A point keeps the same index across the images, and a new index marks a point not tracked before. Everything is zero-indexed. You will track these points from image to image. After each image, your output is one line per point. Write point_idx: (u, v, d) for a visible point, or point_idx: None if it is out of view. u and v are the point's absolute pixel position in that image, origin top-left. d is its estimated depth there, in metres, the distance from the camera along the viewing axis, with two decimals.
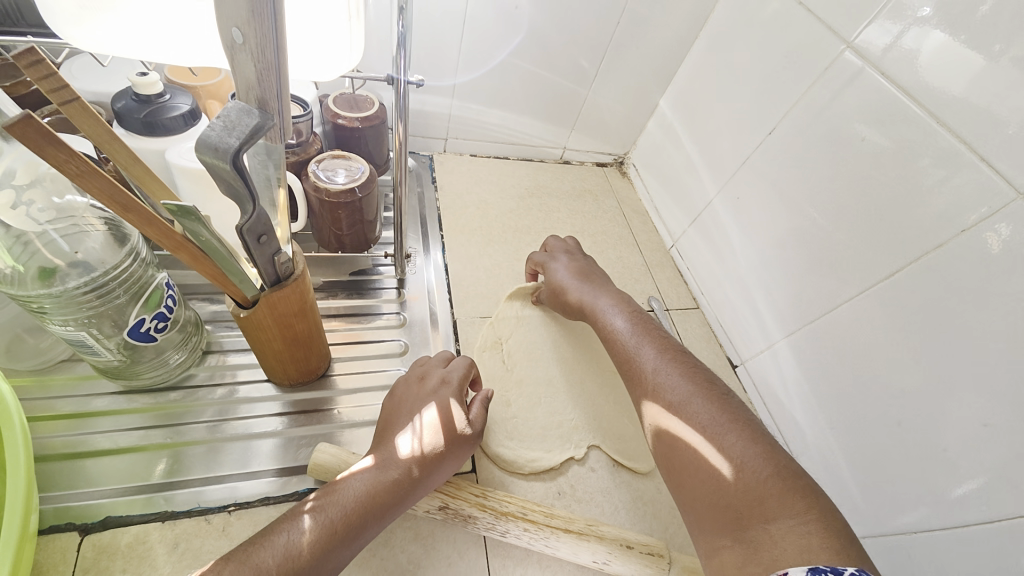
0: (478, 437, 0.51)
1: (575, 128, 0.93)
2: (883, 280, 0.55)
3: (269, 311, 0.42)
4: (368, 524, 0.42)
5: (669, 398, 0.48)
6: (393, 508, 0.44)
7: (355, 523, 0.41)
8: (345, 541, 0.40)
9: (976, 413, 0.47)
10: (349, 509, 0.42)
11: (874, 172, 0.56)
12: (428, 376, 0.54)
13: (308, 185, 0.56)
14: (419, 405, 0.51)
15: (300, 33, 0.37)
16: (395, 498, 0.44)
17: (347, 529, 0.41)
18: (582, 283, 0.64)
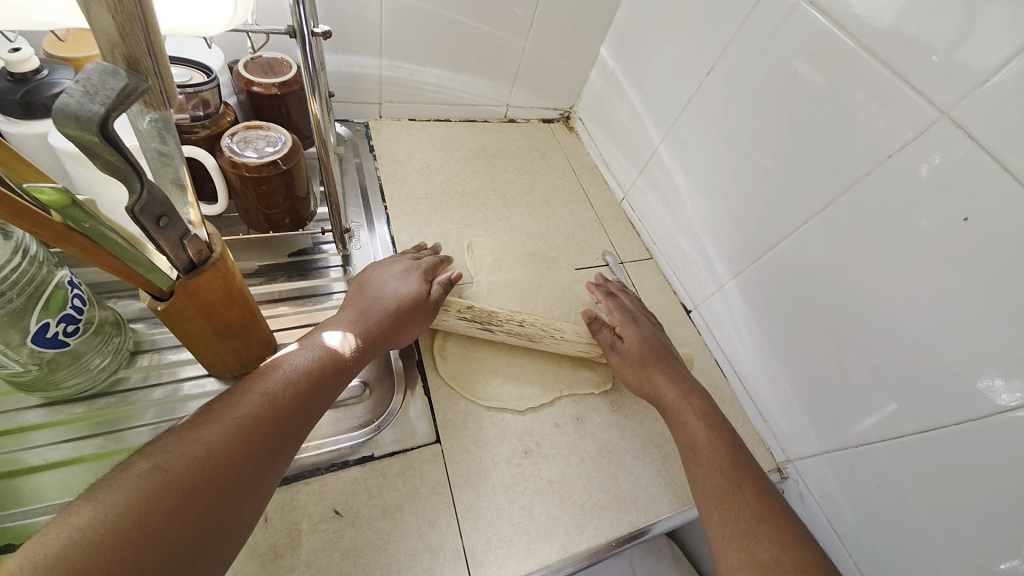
0: (432, 308, 0.57)
1: (516, 84, 0.90)
2: (822, 213, 0.56)
3: (191, 301, 0.39)
4: (303, 413, 0.42)
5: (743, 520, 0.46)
6: (325, 396, 0.44)
7: (287, 426, 0.40)
8: (259, 457, 0.37)
9: (909, 330, 0.49)
10: (269, 408, 0.39)
11: (809, 107, 0.57)
12: (396, 262, 0.60)
13: (224, 160, 0.51)
14: (395, 279, 0.57)
15: None
16: (323, 386, 0.44)
17: (267, 434, 0.39)
18: (663, 383, 0.57)
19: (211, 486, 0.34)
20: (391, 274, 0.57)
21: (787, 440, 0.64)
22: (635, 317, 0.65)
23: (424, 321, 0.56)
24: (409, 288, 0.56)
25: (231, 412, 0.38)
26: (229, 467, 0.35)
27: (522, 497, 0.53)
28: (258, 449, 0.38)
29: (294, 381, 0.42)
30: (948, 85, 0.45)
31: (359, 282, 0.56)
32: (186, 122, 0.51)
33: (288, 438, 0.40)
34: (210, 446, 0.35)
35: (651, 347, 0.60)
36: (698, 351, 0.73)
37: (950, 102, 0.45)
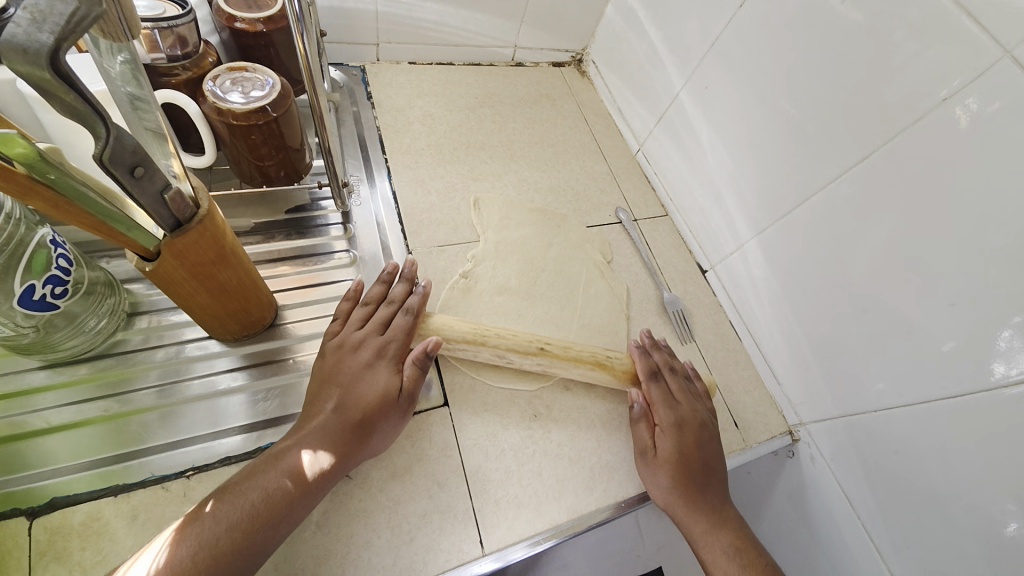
0: (406, 400, 0.48)
1: (525, 22, 0.82)
2: (858, 166, 0.52)
3: (181, 261, 0.36)
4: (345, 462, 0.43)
5: None
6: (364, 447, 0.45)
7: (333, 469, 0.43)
8: (308, 498, 0.41)
9: (943, 294, 0.46)
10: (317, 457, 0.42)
11: (851, 46, 0.51)
12: (364, 343, 0.49)
13: (207, 107, 0.46)
14: (363, 376, 0.47)
15: None
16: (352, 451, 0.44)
17: (314, 481, 0.41)
18: (693, 509, 0.49)
19: (268, 529, 0.38)
20: (357, 366, 0.48)
21: (801, 403, 0.63)
22: (681, 416, 0.53)
23: (398, 424, 0.48)
24: (378, 385, 0.47)
25: (284, 461, 0.41)
26: (282, 513, 0.39)
27: (531, 460, 0.52)
28: (308, 492, 0.41)
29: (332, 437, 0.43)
30: (1019, 16, 0.39)
31: (319, 378, 0.47)
32: (164, 62, 0.46)
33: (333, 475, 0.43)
34: (265, 494, 0.39)
35: (692, 463, 0.50)
36: (712, 313, 0.71)
37: (1015, 38, 0.39)
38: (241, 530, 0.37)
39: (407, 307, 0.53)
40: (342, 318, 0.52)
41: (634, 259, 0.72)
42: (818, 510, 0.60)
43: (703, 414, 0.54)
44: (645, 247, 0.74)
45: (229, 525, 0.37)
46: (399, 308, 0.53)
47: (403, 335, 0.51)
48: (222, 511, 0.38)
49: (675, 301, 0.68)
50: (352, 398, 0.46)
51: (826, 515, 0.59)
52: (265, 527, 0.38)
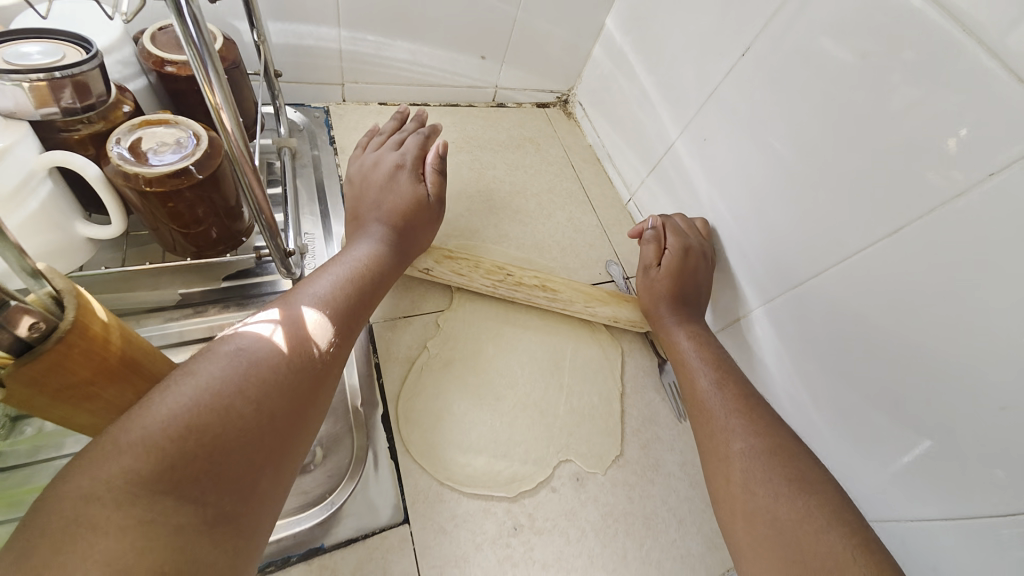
0: (433, 207, 0.55)
1: (506, 61, 0.76)
2: (884, 241, 0.44)
3: (35, 388, 0.27)
4: (333, 354, 0.39)
5: (744, 446, 0.44)
6: (347, 338, 0.41)
7: (323, 360, 0.38)
8: (301, 385, 0.35)
9: (994, 395, 0.38)
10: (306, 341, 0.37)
11: (871, 102, 0.44)
12: (383, 160, 0.57)
13: (112, 169, 0.38)
14: (389, 180, 0.54)
15: None
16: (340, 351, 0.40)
17: (304, 366, 0.36)
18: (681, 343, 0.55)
19: (261, 399, 0.33)
20: (386, 176, 0.55)
21: None
22: (686, 244, 0.59)
23: (430, 224, 0.55)
24: (406, 193, 0.54)
25: (263, 329, 0.37)
26: (278, 383, 0.34)
27: None
28: (300, 380, 0.35)
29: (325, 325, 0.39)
30: None
31: (358, 198, 0.54)
32: (60, 117, 0.37)
33: (326, 373, 0.38)
34: (249, 355, 0.34)
35: (686, 281, 0.59)
36: None
37: None
38: (212, 410, 0.30)
39: (419, 132, 0.61)
40: (367, 146, 0.60)
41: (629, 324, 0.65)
42: None
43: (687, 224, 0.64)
44: None
45: (229, 390, 0.31)
46: (411, 133, 0.61)
47: (413, 152, 0.57)
48: (201, 379, 0.31)
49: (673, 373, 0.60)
50: (386, 203, 0.53)
51: None
52: (259, 390, 0.33)
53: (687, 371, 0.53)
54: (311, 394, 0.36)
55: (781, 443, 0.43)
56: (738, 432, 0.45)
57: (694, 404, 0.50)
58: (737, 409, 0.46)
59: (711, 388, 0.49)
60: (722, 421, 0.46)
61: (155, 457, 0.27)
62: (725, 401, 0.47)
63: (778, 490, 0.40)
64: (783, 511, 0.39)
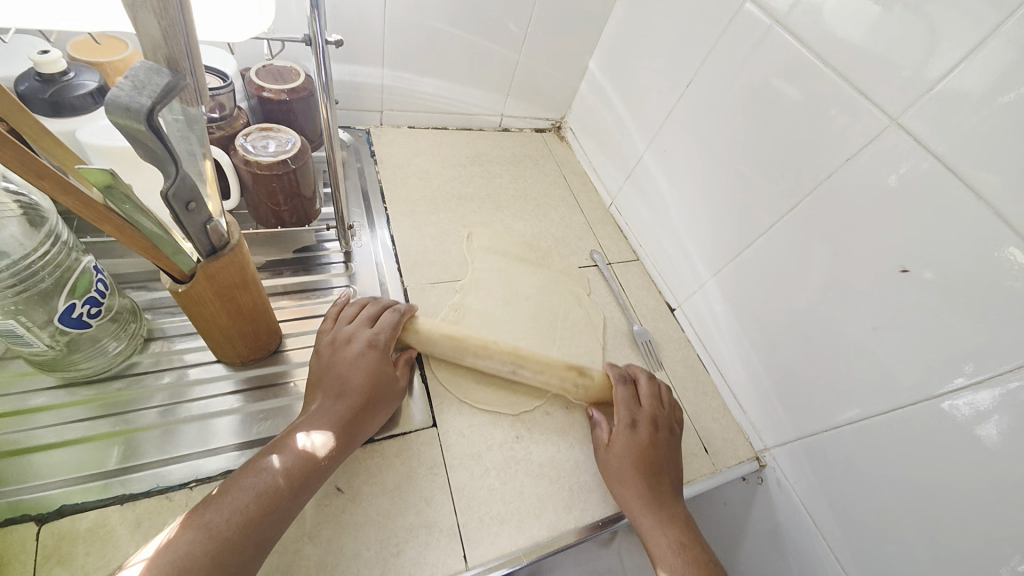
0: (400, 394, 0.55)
1: (511, 95, 0.95)
2: (791, 215, 0.61)
3: (208, 284, 0.42)
4: (277, 520, 0.42)
5: None
6: (292, 507, 0.43)
7: (271, 524, 0.41)
8: (252, 545, 0.40)
9: (869, 319, 0.54)
10: (252, 509, 0.41)
11: (781, 117, 0.61)
12: (355, 338, 0.54)
13: (238, 159, 0.55)
14: (347, 361, 0.52)
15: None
16: (283, 509, 0.43)
17: (252, 528, 0.40)
18: (649, 513, 0.53)
19: (267, 525, 0.41)
20: (350, 356, 0.53)
21: (764, 429, 0.67)
22: (637, 414, 0.59)
23: (391, 402, 0.54)
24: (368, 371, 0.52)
25: (248, 485, 0.42)
26: (280, 511, 0.42)
27: (514, 478, 0.56)
28: (253, 538, 0.40)
29: (274, 494, 0.42)
30: (902, 94, 0.49)
31: (320, 369, 0.52)
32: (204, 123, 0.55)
33: (270, 538, 0.41)
34: (246, 505, 0.41)
35: (651, 457, 0.56)
36: (681, 347, 0.77)
37: (901, 109, 0.49)
38: None
39: (394, 309, 0.60)
40: (332, 319, 0.57)
41: (610, 298, 0.79)
42: (789, 534, 0.63)
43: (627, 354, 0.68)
44: (618, 287, 0.81)
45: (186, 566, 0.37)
46: (388, 308, 0.60)
47: (387, 333, 0.56)
48: (171, 559, 0.37)
49: (644, 334, 0.74)
50: (348, 382, 0.51)
51: (797, 539, 0.62)
52: (265, 517, 0.41)
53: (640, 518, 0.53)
54: (261, 551, 0.41)
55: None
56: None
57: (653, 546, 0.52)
58: (681, 547, 0.51)
59: (658, 527, 0.52)
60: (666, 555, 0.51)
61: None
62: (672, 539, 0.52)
63: None
64: None
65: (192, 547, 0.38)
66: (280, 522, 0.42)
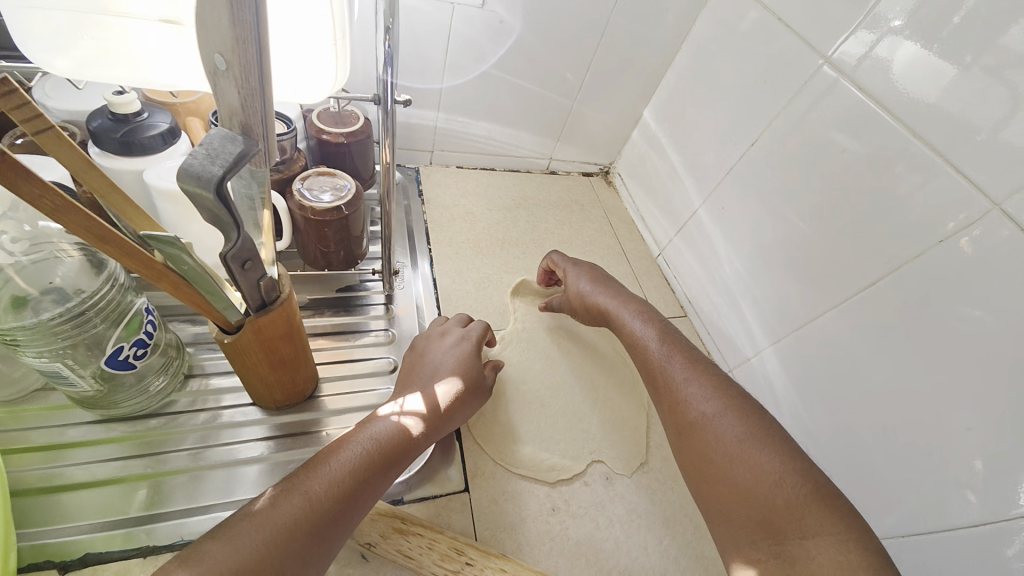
0: (484, 392, 0.57)
1: (561, 140, 0.94)
2: (864, 290, 0.56)
3: (254, 336, 0.41)
4: (366, 489, 0.43)
5: (726, 435, 0.46)
6: (382, 480, 0.44)
7: (353, 490, 0.42)
8: (340, 513, 0.41)
9: (958, 419, 0.48)
10: (341, 480, 0.42)
11: (856, 183, 0.57)
12: (448, 333, 0.61)
13: (293, 203, 0.55)
14: (434, 359, 0.57)
15: (281, 61, 0.36)
16: (371, 477, 0.44)
17: (340, 496, 0.41)
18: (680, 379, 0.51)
19: (326, 514, 0.40)
20: (444, 347, 0.59)
21: None
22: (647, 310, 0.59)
23: (477, 402, 0.57)
24: (457, 361, 0.57)
25: (340, 454, 0.44)
26: (342, 509, 0.41)
27: (546, 559, 0.52)
28: (337, 508, 0.41)
29: (362, 465, 0.44)
30: (1005, 176, 0.44)
31: (414, 361, 0.58)
32: None
33: (357, 505, 0.42)
34: (337, 473, 0.42)
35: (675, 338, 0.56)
36: None
37: (1002, 194, 0.45)
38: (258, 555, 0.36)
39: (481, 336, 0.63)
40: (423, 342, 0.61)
41: None
42: None
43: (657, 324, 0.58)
44: None
45: (278, 525, 0.38)
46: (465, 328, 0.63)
47: (478, 331, 0.62)
48: (261, 518, 0.38)
49: None
50: (438, 372, 0.55)
51: None
52: (339, 506, 0.41)
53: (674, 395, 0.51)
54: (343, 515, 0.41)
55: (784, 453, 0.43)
56: (712, 425, 0.47)
57: (688, 404, 0.49)
58: (725, 409, 0.47)
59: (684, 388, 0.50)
60: (697, 415, 0.48)
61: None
62: (714, 399, 0.48)
63: (749, 490, 0.42)
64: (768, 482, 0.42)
65: (284, 506, 0.39)
66: (369, 493, 0.43)
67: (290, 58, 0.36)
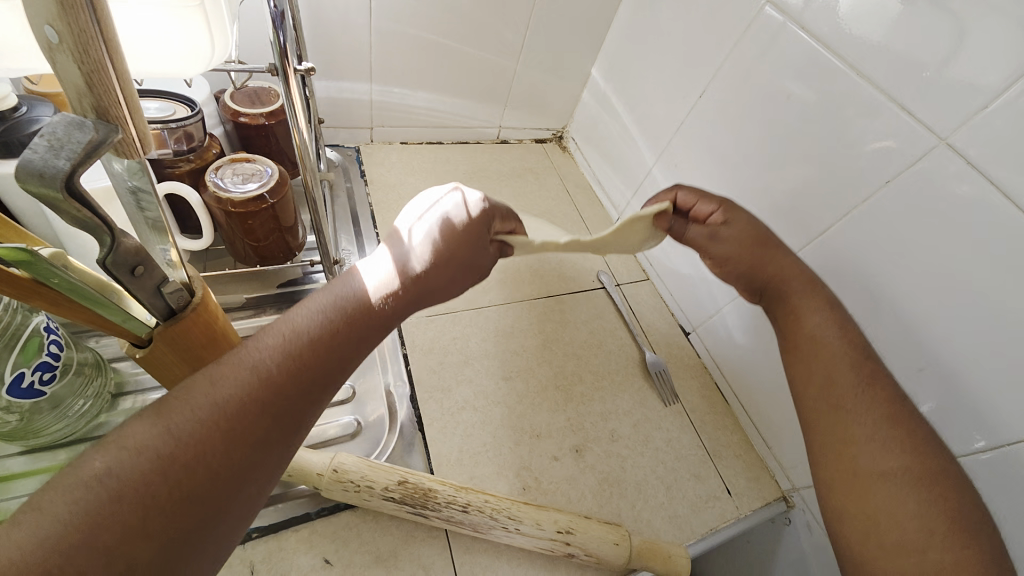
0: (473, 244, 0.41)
1: (508, 106, 0.89)
2: (818, 239, 0.56)
3: (170, 348, 0.37)
4: (281, 426, 0.33)
5: (872, 460, 0.41)
6: (310, 384, 0.34)
7: (264, 422, 0.32)
8: (241, 444, 0.31)
9: (911, 358, 0.48)
10: (244, 404, 0.32)
11: (804, 129, 0.56)
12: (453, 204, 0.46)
13: (209, 196, 0.50)
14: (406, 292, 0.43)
15: (141, 39, 0.32)
16: (285, 418, 0.33)
17: (242, 422, 0.31)
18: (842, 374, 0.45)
19: (215, 461, 0.30)
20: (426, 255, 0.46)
21: (791, 468, 0.62)
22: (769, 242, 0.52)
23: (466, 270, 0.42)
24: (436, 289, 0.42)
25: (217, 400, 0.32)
26: (250, 442, 0.31)
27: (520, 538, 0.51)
28: (234, 448, 0.31)
29: (267, 400, 0.33)
30: (950, 109, 0.43)
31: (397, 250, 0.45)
32: (170, 156, 0.50)
33: (263, 447, 0.32)
34: (221, 413, 0.31)
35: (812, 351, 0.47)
36: (697, 375, 0.72)
37: (949, 127, 0.44)
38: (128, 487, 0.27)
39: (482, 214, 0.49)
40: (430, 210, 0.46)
41: (619, 324, 0.74)
42: None
43: (852, 339, 0.47)
44: (627, 311, 0.76)
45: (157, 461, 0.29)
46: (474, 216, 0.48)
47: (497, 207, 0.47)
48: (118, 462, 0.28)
49: (657, 362, 0.69)
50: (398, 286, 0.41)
51: None
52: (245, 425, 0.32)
53: (846, 396, 0.44)
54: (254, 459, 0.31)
55: (952, 501, 0.38)
56: (868, 446, 0.42)
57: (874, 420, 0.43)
58: (890, 421, 0.42)
59: (868, 397, 0.44)
60: (851, 407, 0.44)
61: (77, 544, 0.25)
62: (874, 412, 0.43)
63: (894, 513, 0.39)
64: (910, 524, 0.38)
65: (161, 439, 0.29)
66: (288, 421, 0.33)
67: (155, 36, 0.32)
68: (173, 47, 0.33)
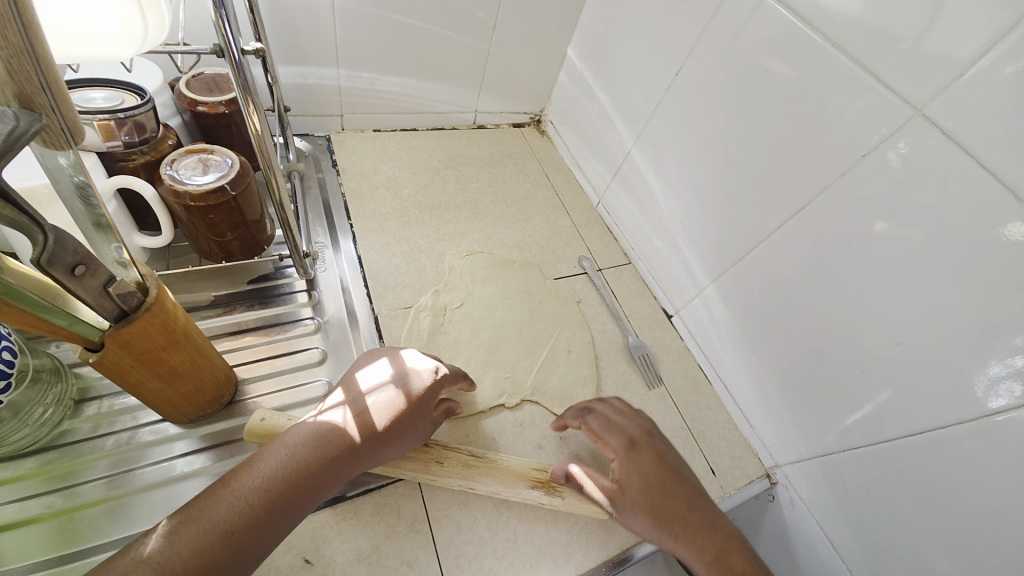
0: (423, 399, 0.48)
1: (483, 89, 0.87)
2: (797, 216, 0.55)
3: (127, 351, 0.36)
4: (311, 487, 0.41)
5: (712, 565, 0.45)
6: (337, 464, 0.42)
7: (300, 487, 0.40)
8: (286, 507, 0.39)
9: (890, 331, 0.48)
10: (288, 474, 0.40)
11: (781, 105, 0.55)
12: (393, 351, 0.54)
13: (165, 189, 0.47)
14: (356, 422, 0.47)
15: (73, 24, 0.31)
16: (318, 474, 0.41)
17: (284, 489, 0.39)
18: (674, 494, 0.48)
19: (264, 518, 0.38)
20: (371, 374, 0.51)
21: (774, 446, 0.63)
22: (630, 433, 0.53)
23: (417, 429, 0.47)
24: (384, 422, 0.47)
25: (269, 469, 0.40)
26: (290, 501, 0.39)
27: (505, 528, 0.51)
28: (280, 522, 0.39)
29: (301, 463, 0.41)
30: (925, 80, 0.43)
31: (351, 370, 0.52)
32: (122, 148, 0.47)
33: (301, 503, 0.40)
34: (271, 480, 0.39)
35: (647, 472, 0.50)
36: (681, 357, 0.72)
37: (924, 98, 0.43)
38: (201, 544, 0.35)
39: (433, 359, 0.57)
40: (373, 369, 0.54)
41: (602, 309, 0.73)
42: (806, 559, 0.59)
43: (678, 477, 0.50)
44: (609, 295, 0.75)
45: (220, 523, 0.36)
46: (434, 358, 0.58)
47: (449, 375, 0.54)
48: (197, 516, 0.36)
49: (640, 346, 0.69)
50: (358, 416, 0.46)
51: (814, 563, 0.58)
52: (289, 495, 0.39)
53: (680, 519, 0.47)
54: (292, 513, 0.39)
55: None
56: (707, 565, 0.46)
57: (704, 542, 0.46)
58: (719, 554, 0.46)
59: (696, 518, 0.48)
60: (700, 535, 0.47)
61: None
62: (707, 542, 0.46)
63: None
64: None
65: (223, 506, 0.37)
66: (318, 485, 0.41)
67: (88, 21, 0.32)
68: (107, 31, 0.33)
